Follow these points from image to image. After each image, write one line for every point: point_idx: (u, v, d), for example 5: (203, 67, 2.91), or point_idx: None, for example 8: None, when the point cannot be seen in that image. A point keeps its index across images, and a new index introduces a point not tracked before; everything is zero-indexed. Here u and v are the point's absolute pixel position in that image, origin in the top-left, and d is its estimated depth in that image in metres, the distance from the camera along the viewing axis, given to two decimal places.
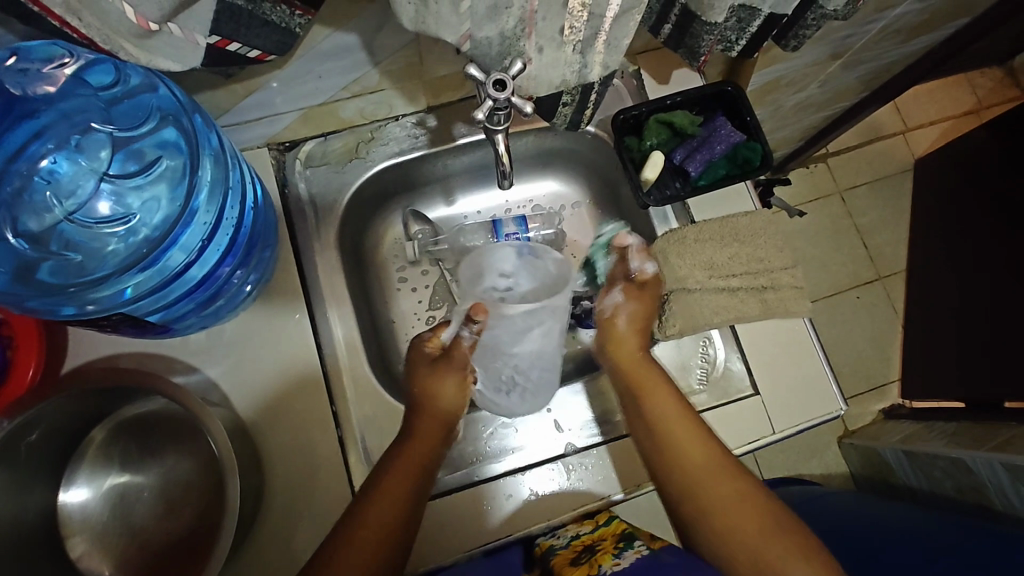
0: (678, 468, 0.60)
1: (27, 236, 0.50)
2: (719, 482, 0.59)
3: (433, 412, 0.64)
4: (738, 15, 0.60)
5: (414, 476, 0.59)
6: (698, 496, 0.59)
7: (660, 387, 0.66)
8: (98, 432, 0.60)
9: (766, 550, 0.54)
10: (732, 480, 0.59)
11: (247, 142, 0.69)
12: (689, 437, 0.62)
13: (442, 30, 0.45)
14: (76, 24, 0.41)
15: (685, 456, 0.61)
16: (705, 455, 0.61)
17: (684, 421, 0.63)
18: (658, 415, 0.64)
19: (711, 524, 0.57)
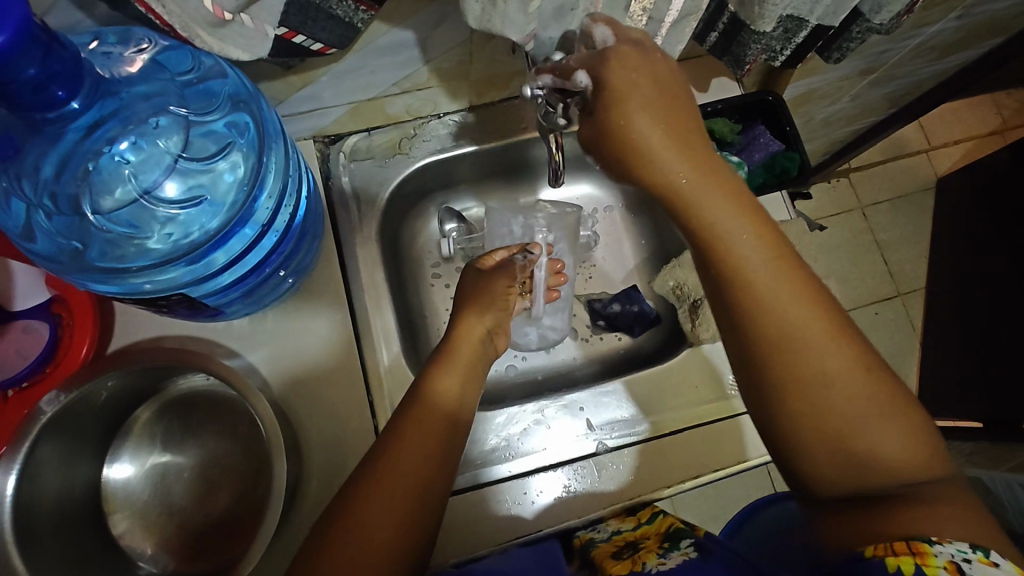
0: (742, 257, 0.45)
1: (97, 212, 0.51)
2: (807, 302, 0.44)
3: (432, 404, 0.55)
4: (785, 26, 0.61)
5: (418, 475, 0.50)
6: (787, 360, 0.43)
7: (719, 192, 0.45)
8: (144, 411, 0.61)
9: (866, 426, 0.42)
10: (835, 347, 0.43)
11: (297, 133, 0.70)
12: (783, 286, 0.44)
13: (507, 30, 0.46)
14: (160, 11, 0.42)
15: (759, 276, 0.44)
16: (794, 290, 0.44)
17: (734, 210, 0.45)
18: (711, 225, 0.45)
19: (807, 419, 0.43)
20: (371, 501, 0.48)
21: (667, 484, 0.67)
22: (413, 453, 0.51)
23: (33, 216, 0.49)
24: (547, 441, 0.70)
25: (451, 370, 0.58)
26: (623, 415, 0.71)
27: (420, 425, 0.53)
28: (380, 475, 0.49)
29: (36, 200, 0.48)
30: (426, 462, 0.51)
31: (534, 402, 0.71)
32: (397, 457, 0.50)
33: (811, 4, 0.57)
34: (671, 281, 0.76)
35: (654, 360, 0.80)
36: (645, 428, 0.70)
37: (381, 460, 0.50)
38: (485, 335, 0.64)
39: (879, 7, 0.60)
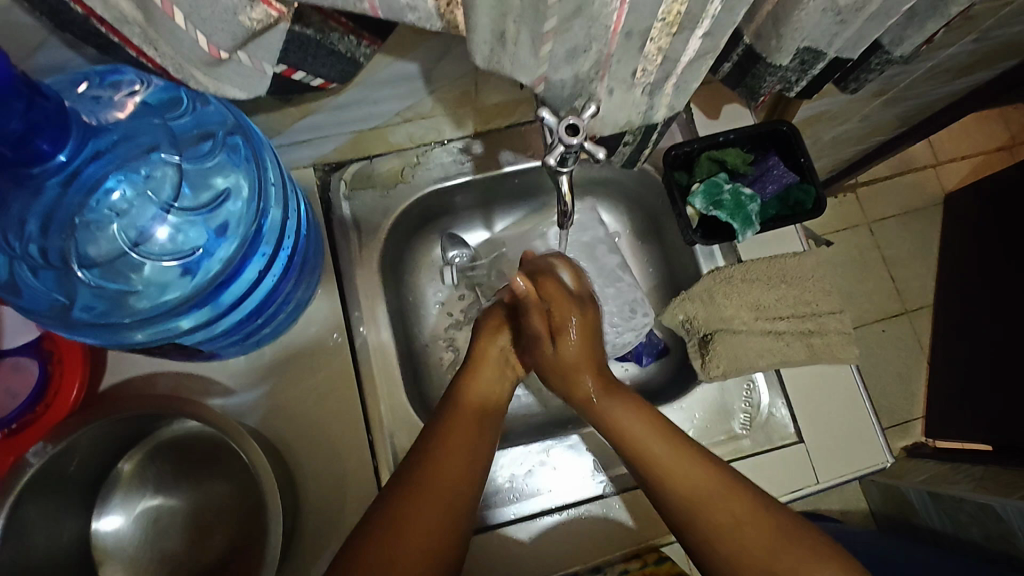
0: (655, 464, 0.56)
1: (86, 263, 0.49)
2: (722, 499, 0.52)
3: (468, 406, 0.61)
4: (802, 57, 0.57)
5: (460, 461, 0.55)
6: (697, 519, 0.52)
7: (620, 406, 0.61)
8: (127, 463, 0.59)
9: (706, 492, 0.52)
10: (729, 499, 0.52)
11: (295, 162, 0.68)
12: (668, 447, 0.56)
13: (516, 72, 0.44)
14: (151, 52, 0.40)
15: (664, 464, 0.55)
16: (695, 468, 0.54)
17: (640, 421, 0.59)
18: (637, 447, 0.57)
19: (713, 520, 0.51)
20: (402, 530, 0.48)
21: (674, 529, 0.64)
22: (448, 463, 0.54)
23: (17, 270, 0.47)
24: (553, 481, 0.68)
25: (486, 372, 0.66)
26: (629, 457, 0.69)
27: (450, 438, 0.57)
28: (409, 494, 0.51)
29: (23, 253, 0.47)
30: (458, 473, 0.54)
31: (540, 443, 0.69)
32: (434, 465, 0.54)
33: (830, 38, 0.54)
34: (681, 315, 0.73)
35: (661, 396, 0.77)
36: None
37: (416, 477, 0.53)
38: (500, 358, 0.68)
39: (901, 40, 0.58)
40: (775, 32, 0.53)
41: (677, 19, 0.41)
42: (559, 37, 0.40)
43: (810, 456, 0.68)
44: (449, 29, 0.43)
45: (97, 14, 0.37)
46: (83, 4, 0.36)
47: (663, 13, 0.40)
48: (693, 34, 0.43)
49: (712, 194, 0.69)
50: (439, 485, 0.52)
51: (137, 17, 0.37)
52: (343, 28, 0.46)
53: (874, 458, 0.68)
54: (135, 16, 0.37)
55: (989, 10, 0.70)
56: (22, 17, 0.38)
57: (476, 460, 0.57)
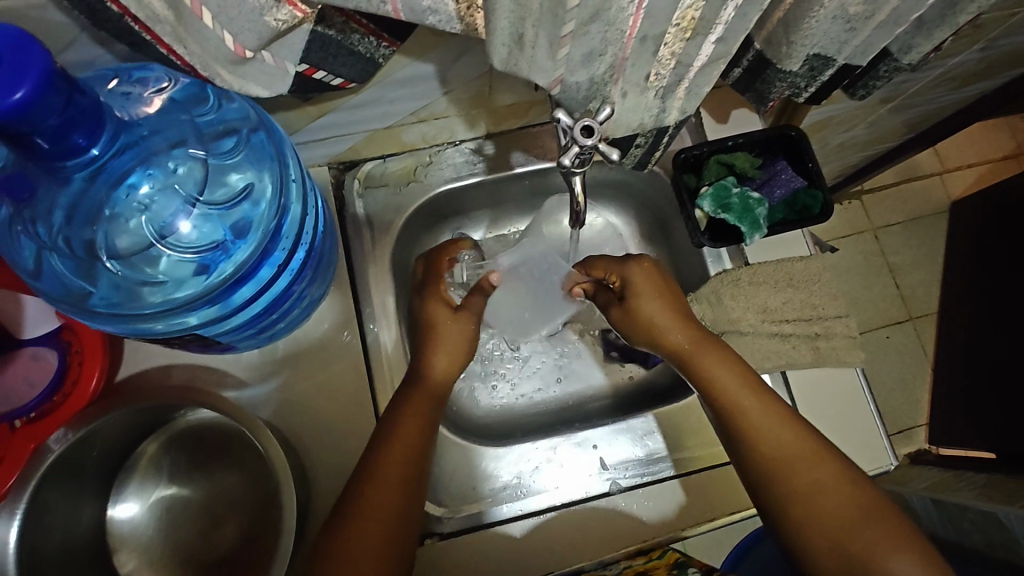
0: (765, 440, 0.57)
1: (113, 254, 0.50)
2: (816, 463, 0.56)
3: (430, 388, 0.62)
4: (811, 64, 0.59)
5: (409, 459, 0.56)
6: (779, 484, 0.55)
7: (721, 363, 0.61)
8: (151, 445, 0.60)
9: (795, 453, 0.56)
10: (817, 462, 0.56)
11: (311, 160, 0.69)
12: (760, 406, 0.58)
13: (534, 73, 0.45)
14: (179, 50, 0.41)
15: (767, 429, 0.57)
16: (789, 435, 0.57)
17: (743, 387, 0.60)
18: (735, 400, 0.59)
19: (794, 492, 0.55)
20: (354, 527, 0.51)
21: (681, 526, 0.66)
22: (398, 449, 0.56)
23: (46, 257, 0.49)
24: (559, 478, 0.69)
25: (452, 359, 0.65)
26: (635, 455, 0.70)
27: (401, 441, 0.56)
28: (364, 504, 0.52)
29: (52, 242, 0.48)
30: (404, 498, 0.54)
31: (548, 439, 0.71)
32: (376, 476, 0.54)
33: (840, 44, 0.55)
34: None
35: (671, 395, 0.77)
36: (659, 469, 0.69)
37: (366, 480, 0.54)
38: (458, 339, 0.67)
39: (909, 48, 0.59)
40: (785, 38, 0.54)
41: (691, 24, 0.42)
42: (575, 41, 0.41)
43: None
44: (468, 31, 0.44)
45: (131, 12, 0.38)
46: (118, 2, 0.37)
47: (677, 18, 0.41)
48: (706, 40, 0.44)
49: (720, 197, 0.70)
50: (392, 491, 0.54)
51: (168, 17, 0.38)
52: (363, 31, 0.47)
53: (878, 462, 0.68)
54: (167, 15, 0.38)
55: (997, 18, 0.70)
56: (58, 15, 0.39)
57: (426, 445, 0.58)
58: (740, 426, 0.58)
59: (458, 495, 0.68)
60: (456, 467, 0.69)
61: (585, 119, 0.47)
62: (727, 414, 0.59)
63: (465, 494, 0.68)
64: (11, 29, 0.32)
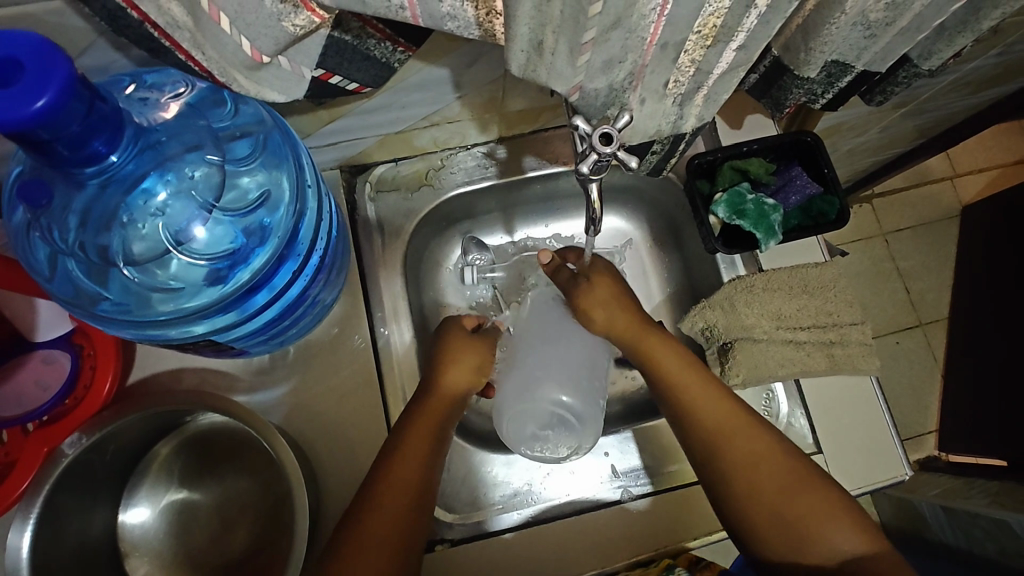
0: (723, 441, 0.59)
1: (129, 260, 0.50)
2: (741, 436, 0.59)
3: (441, 395, 0.62)
4: (829, 70, 0.58)
5: (417, 475, 0.56)
6: (723, 464, 0.58)
7: (691, 375, 0.63)
8: (164, 446, 0.60)
9: (733, 435, 0.59)
10: (769, 459, 0.58)
11: (323, 163, 0.69)
12: (702, 386, 0.62)
13: (552, 80, 0.45)
14: (197, 56, 0.41)
15: (704, 409, 0.61)
16: (743, 440, 0.59)
17: (681, 365, 0.64)
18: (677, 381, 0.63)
19: (745, 492, 0.57)
20: (363, 538, 0.52)
21: (693, 536, 0.64)
22: (400, 471, 0.56)
23: (62, 262, 0.49)
24: (569, 485, 0.69)
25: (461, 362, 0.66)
26: (647, 462, 0.70)
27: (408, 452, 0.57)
28: (371, 515, 0.53)
29: (69, 248, 0.48)
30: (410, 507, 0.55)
31: None
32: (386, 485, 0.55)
33: (859, 51, 0.54)
34: (701, 322, 0.73)
35: None
36: (669, 476, 0.68)
37: (369, 503, 0.54)
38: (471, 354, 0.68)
39: (929, 54, 0.58)
40: (804, 45, 0.54)
41: (713, 32, 0.42)
42: (596, 48, 0.40)
43: (830, 467, 0.68)
44: (486, 37, 0.43)
45: (150, 18, 0.38)
46: (138, 8, 0.37)
47: (699, 26, 0.41)
48: (727, 47, 0.44)
49: (735, 204, 0.69)
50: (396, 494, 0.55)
51: (187, 22, 0.38)
52: (379, 35, 0.47)
53: (893, 471, 0.68)
54: (185, 21, 0.38)
55: (1016, 23, 0.69)
56: (75, 20, 0.39)
57: (428, 466, 0.58)
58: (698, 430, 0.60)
59: (469, 502, 0.68)
60: (466, 474, 0.70)
61: (609, 125, 0.46)
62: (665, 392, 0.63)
63: (477, 500, 0.69)
64: (32, 36, 0.31)
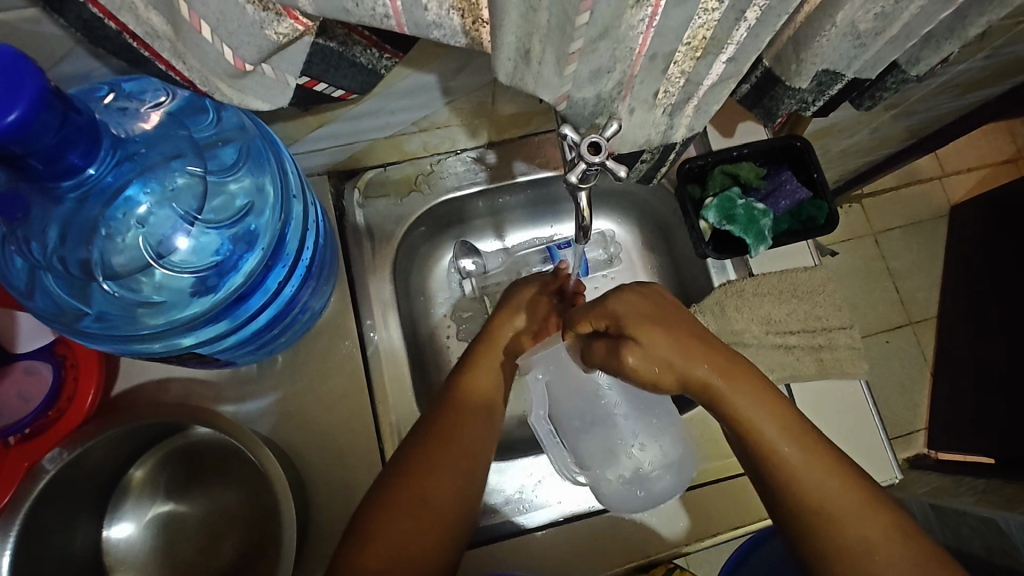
0: (813, 490, 0.48)
1: (109, 272, 0.49)
2: (853, 517, 0.47)
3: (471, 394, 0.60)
4: (820, 79, 0.58)
5: (454, 471, 0.54)
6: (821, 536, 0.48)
7: (748, 385, 0.51)
8: (139, 469, 0.59)
9: (832, 496, 0.48)
10: (866, 507, 0.48)
11: (311, 169, 0.68)
12: (777, 425, 0.50)
13: (539, 90, 0.44)
14: (178, 65, 0.40)
15: (794, 462, 0.49)
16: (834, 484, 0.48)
17: (758, 396, 0.51)
18: (750, 423, 0.50)
19: (837, 543, 0.47)
20: (378, 525, 0.49)
21: (682, 543, 0.64)
22: (436, 468, 0.53)
23: (39, 276, 0.48)
24: (561, 493, 0.68)
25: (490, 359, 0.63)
26: None
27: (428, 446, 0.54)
28: (388, 500, 0.51)
29: (47, 261, 0.47)
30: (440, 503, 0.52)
31: (548, 454, 0.70)
32: (416, 481, 0.52)
33: (850, 60, 0.54)
34: None
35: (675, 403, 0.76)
36: None
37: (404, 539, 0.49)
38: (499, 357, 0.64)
39: (917, 60, 0.58)
40: (795, 57, 0.54)
41: (702, 43, 0.42)
42: (584, 59, 0.40)
43: None
44: (473, 45, 0.43)
45: (129, 29, 0.37)
46: (116, 19, 0.37)
47: (688, 37, 0.41)
48: (717, 59, 0.44)
49: (725, 209, 0.69)
50: (422, 487, 0.52)
51: (168, 32, 0.38)
52: (365, 42, 0.46)
53: (885, 474, 0.67)
54: (165, 30, 0.37)
55: (1003, 27, 0.69)
56: (51, 29, 0.39)
57: (476, 466, 0.55)
58: (784, 479, 0.49)
59: None
60: None
61: (596, 135, 0.46)
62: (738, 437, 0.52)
63: None
64: (4, 48, 0.31)
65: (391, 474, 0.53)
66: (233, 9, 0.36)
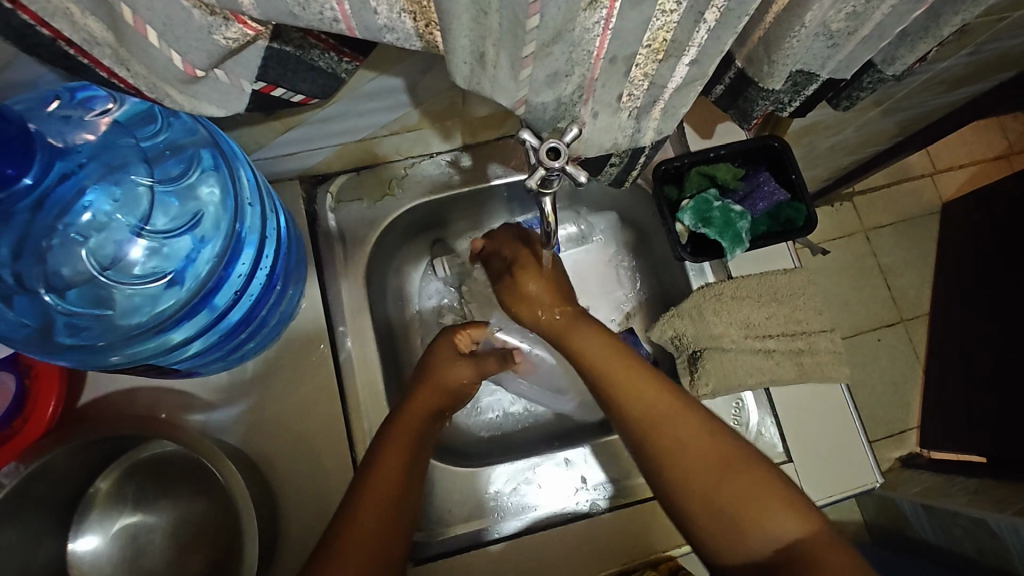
0: (669, 454, 0.54)
1: (61, 286, 0.50)
2: (696, 454, 0.54)
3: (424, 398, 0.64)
4: (794, 80, 0.57)
5: (395, 482, 0.56)
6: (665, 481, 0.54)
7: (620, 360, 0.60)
8: (106, 479, 0.58)
9: (680, 446, 0.54)
10: (721, 455, 0.53)
11: (282, 173, 0.67)
12: (631, 384, 0.58)
13: (497, 94, 0.43)
14: (123, 73, 0.39)
15: (640, 411, 0.57)
16: (702, 442, 0.54)
17: (619, 362, 0.60)
18: (611, 382, 0.59)
19: (686, 487, 0.53)
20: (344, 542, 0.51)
21: (664, 548, 0.63)
22: (384, 470, 0.57)
23: None
24: (538, 499, 0.68)
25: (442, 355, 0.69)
26: (617, 472, 0.68)
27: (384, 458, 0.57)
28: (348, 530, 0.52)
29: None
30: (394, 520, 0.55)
31: (526, 459, 0.69)
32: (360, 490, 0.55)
33: (823, 60, 0.53)
34: (670, 330, 0.72)
35: None
36: (640, 488, 0.67)
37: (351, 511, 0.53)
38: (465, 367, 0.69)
39: (893, 60, 0.57)
40: (766, 57, 0.53)
41: (663, 45, 0.41)
42: (539, 63, 0.39)
43: (800, 476, 0.67)
44: (429, 49, 0.42)
45: (64, 37, 0.36)
46: (51, 27, 0.35)
47: (648, 39, 0.40)
48: (680, 61, 0.43)
49: (701, 211, 0.68)
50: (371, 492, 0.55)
51: (108, 38, 0.36)
52: (323, 46, 0.46)
53: (864, 478, 0.67)
54: (105, 36, 0.36)
55: (985, 23, 0.68)
56: None
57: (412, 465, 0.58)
58: (661, 455, 0.55)
59: (436, 518, 0.66)
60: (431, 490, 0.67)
61: (548, 140, 0.45)
62: (604, 399, 0.60)
63: (438, 516, 0.66)
64: None
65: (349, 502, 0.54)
66: (178, 13, 0.35)
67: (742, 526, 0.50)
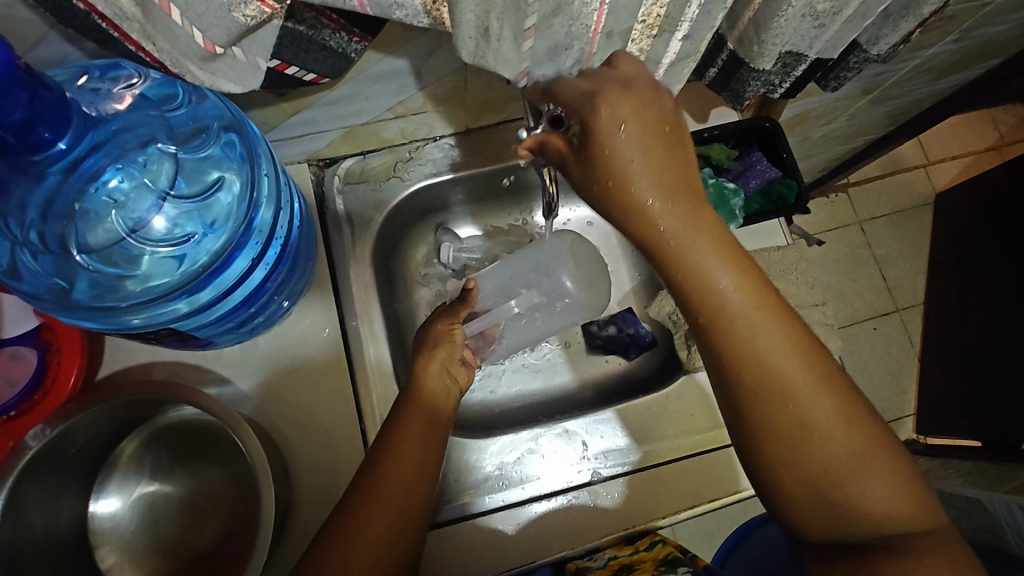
0: (784, 403, 0.45)
1: (85, 248, 0.52)
2: (822, 414, 0.45)
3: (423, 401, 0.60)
4: (784, 61, 0.59)
5: (404, 493, 0.53)
6: (768, 432, 0.46)
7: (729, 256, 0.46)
8: (130, 442, 0.60)
9: (798, 395, 0.45)
10: (838, 410, 0.45)
11: (291, 157, 0.70)
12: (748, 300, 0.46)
13: (500, 67, 0.46)
14: (149, 46, 0.41)
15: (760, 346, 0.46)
16: (798, 352, 0.46)
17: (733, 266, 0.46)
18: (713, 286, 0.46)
19: (788, 438, 0.45)
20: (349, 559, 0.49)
21: (660, 514, 0.66)
22: (391, 475, 0.54)
23: (19, 255, 0.50)
24: (541, 469, 0.70)
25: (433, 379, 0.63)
26: (619, 442, 0.71)
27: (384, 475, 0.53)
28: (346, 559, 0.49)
29: (24, 239, 0.49)
30: (405, 534, 0.52)
31: (530, 430, 0.71)
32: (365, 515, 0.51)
33: (811, 40, 0.55)
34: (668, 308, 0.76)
35: (650, 386, 0.79)
36: (638, 458, 0.69)
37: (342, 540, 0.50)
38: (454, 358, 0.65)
39: (877, 39, 0.60)
40: (756, 38, 0.55)
41: (657, 21, 0.44)
42: (540, 34, 0.42)
43: None
44: (436, 25, 0.44)
45: (97, 10, 0.39)
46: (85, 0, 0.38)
47: (643, 14, 0.42)
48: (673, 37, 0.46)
49: None
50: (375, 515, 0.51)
51: (135, 13, 0.39)
52: (334, 25, 0.48)
53: None
54: (134, 11, 0.39)
55: (968, 9, 0.71)
56: (25, 13, 0.40)
57: (424, 469, 0.56)
58: (768, 409, 0.46)
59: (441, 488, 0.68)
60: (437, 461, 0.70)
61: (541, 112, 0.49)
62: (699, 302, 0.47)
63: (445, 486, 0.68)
64: None
65: (349, 504, 0.52)
66: None
67: (834, 499, 0.45)
